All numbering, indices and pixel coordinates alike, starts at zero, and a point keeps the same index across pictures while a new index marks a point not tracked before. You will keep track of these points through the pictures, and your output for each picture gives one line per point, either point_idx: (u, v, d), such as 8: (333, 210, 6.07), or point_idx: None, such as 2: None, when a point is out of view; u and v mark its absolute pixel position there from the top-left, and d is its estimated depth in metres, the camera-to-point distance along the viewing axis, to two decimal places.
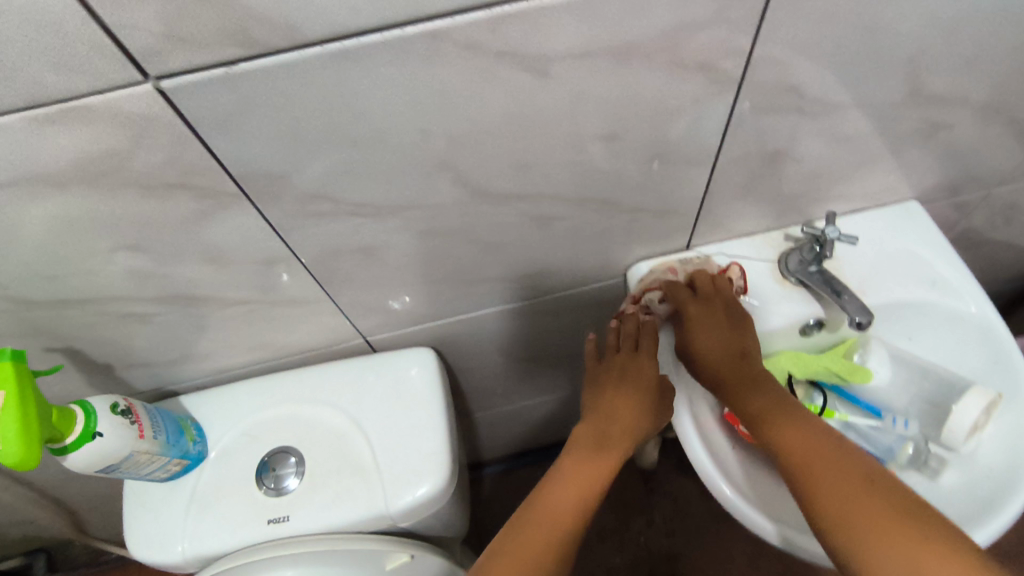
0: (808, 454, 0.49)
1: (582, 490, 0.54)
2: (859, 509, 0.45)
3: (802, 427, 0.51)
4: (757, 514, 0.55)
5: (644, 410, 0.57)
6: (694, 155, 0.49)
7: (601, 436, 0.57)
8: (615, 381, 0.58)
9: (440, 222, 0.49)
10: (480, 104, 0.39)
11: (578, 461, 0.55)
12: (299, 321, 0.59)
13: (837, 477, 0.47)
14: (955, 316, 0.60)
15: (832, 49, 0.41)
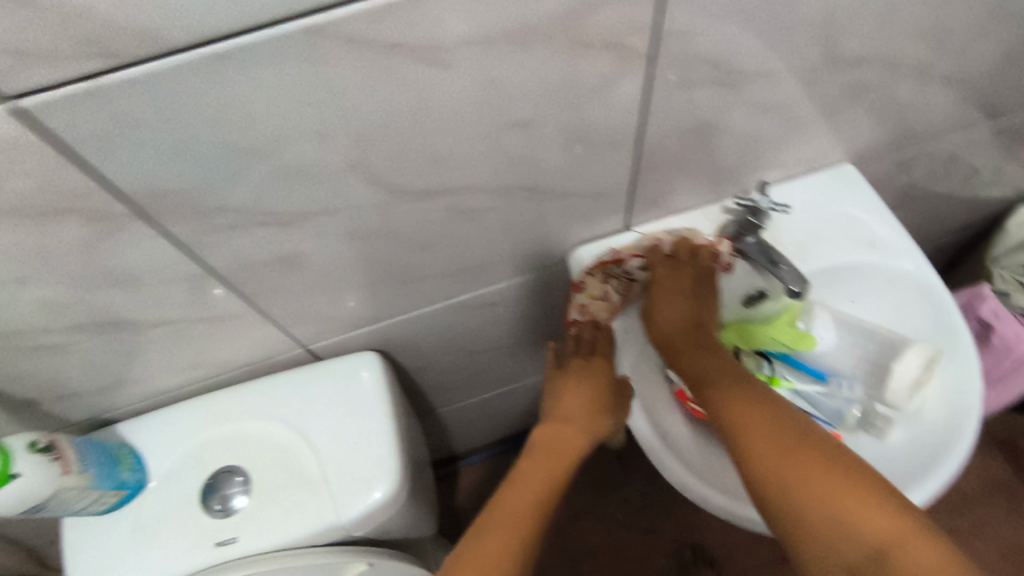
0: (744, 415, 0.49)
1: (542, 486, 0.54)
2: (797, 464, 0.45)
3: (735, 389, 0.52)
4: (710, 492, 0.55)
5: (604, 408, 0.59)
6: (617, 136, 0.47)
7: (565, 435, 0.58)
8: (574, 383, 0.60)
9: (361, 224, 0.47)
10: (379, 100, 0.37)
11: (537, 464, 0.56)
12: (231, 337, 0.57)
13: (772, 434, 0.47)
14: (894, 277, 0.59)
15: (742, 18, 0.40)
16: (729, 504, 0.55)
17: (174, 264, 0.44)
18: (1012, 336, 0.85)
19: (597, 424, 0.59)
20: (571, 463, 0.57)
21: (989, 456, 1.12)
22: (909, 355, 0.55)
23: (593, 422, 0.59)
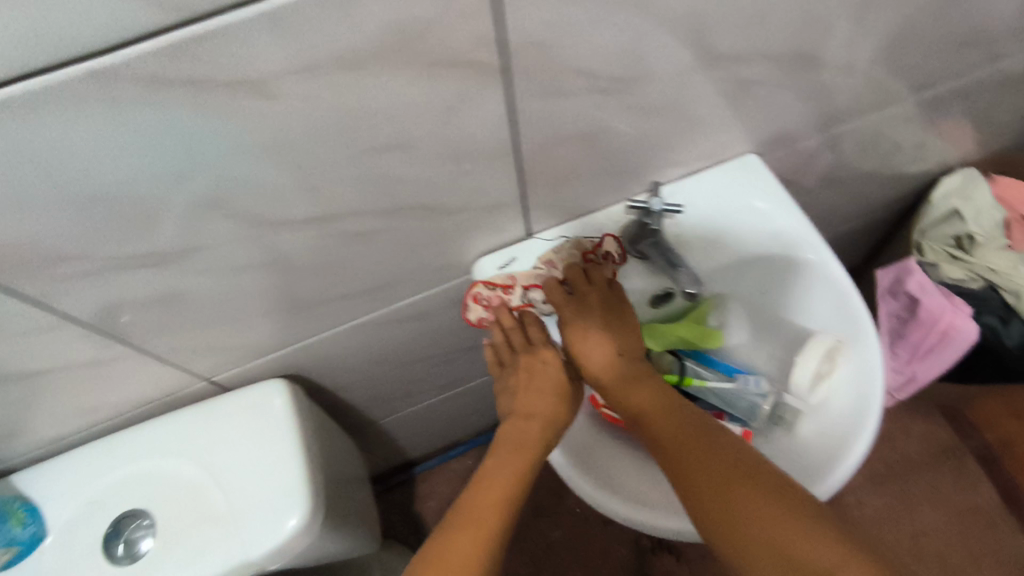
0: (680, 447, 0.51)
1: (505, 489, 0.54)
2: (732, 498, 0.47)
3: (673, 416, 0.53)
4: (617, 503, 0.57)
5: (560, 394, 0.59)
6: (493, 150, 0.46)
7: (525, 433, 0.57)
8: (526, 377, 0.59)
9: (229, 260, 0.45)
10: (208, 136, 0.35)
11: (496, 468, 0.55)
12: (121, 380, 0.54)
13: (708, 466, 0.49)
14: (800, 269, 0.59)
15: (597, 24, 0.39)
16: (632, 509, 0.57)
17: (31, 317, 0.42)
18: (937, 308, 0.85)
19: (554, 413, 0.58)
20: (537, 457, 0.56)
21: (935, 423, 1.14)
22: (807, 348, 0.56)
23: (551, 410, 0.58)
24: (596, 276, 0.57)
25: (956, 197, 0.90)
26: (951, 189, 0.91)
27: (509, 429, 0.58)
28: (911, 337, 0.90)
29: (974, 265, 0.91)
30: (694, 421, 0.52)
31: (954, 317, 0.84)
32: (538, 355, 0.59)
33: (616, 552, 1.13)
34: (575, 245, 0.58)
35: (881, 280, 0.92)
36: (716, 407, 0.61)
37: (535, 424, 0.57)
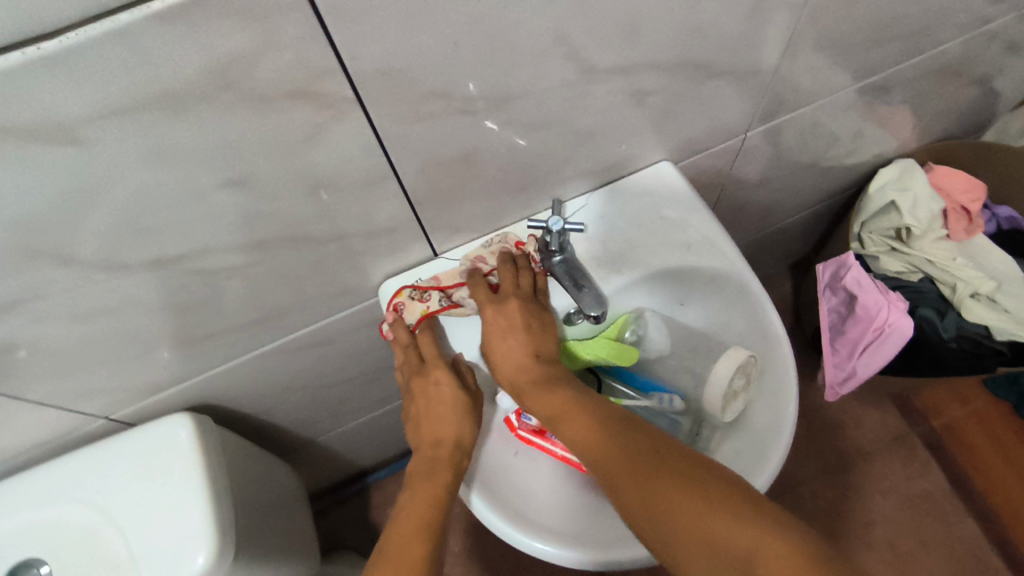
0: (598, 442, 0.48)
1: (421, 518, 0.49)
2: (650, 489, 0.43)
3: (587, 412, 0.51)
4: (533, 541, 0.51)
5: (462, 411, 0.55)
6: (366, 177, 0.43)
7: (435, 459, 0.53)
8: (426, 401, 0.55)
9: (88, 302, 0.42)
10: (20, 185, 0.32)
11: (415, 498, 0.50)
12: (1, 426, 0.52)
13: (625, 461, 0.45)
14: (714, 279, 0.58)
15: (452, 47, 0.37)
16: (551, 546, 0.51)
17: None
18: (873, 305, 0.85)
19: (460, 437, 0.54)
20: (452, 482, 0.52)
21: (883, 411, 1.14)
22: (724, 357, 0.54)
23: (455, 434, 0.54)
24: (523, 278, 0.57)
25: (893, 189, 0.90)
26: (888, 182, 0.90)
27: (421, 457, 0.54)
28: (849, 333, 0.90)
29: (913, 257, 0.91)
30: (611, 414, 0.50)
31: (889, 314, 0.83)
32: (427, 381, 0.55)
33: None
34: (503, 245, 0.56)
35: (820, 275, 0.94)
36: None
37: (443, 454, 0.53)
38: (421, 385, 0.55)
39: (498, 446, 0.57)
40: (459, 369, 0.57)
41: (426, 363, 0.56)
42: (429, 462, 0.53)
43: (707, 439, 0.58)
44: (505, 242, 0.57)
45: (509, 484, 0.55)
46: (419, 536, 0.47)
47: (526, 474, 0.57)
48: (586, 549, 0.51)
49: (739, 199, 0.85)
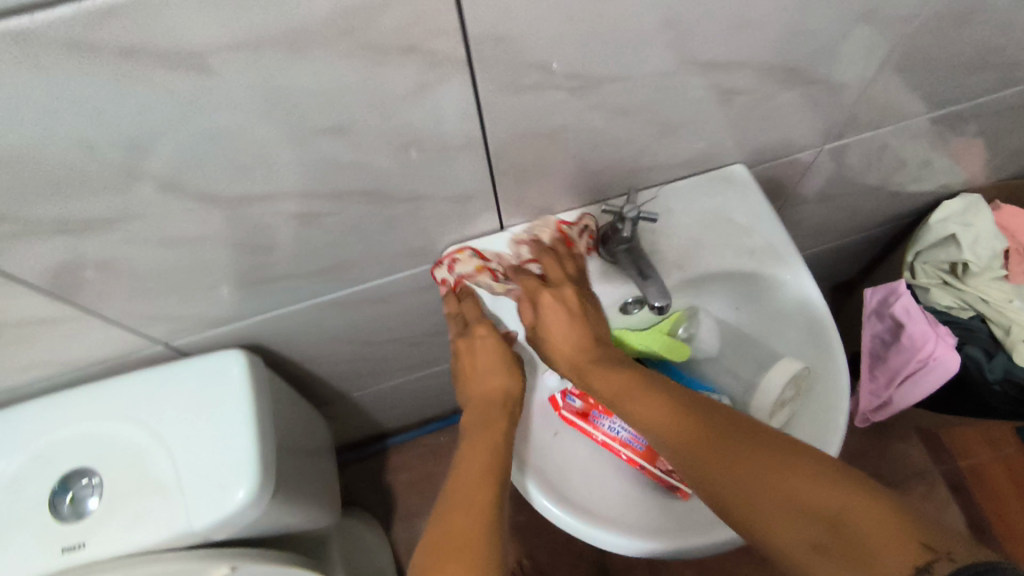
0: (672, 421, 0.46)
1: (485, 466, 0.49)
2: (738, 467, 0.41)
3: (654, 393, 0.49)
4: (577, 522, 0.52)
5: (506, 364, 0.56)
6: (456, 141, 0.44)
7: (489, 411, 0.54)
8: (472, 357, 0.56)
9: (177, 228, 0.44)
10: (143, 107, 0.33)
11: (473, 449, 0.51)
12: (70, 339, 0.54)
13: (704, 440, 0.44)
14: (772, 283, 0.58)
15: (563, 24, 0.37)
16: (584, 525, 0.52)
17: None
18: (920, 336, 0.84)
19: (506, 387, 0.56)
20: (505, 432, 0.53)
21: (909, 445, 1.13)
22: (779, 364, 0.55)
23: (504, 384, 0.56)
24: (569, 265, 0.58)
25: (956, 223, 0.87)
26: (952, 215, 0.87)
27: (473, 409, 0.55)
28: (891, 362, 0.89)
29: (966, 294, 0.89)
30: (678, 397, 0.48)
31: (936, 348, 0.83)
32: (476, 336, 0.56)
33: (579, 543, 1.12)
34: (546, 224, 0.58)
35: (868, 299, 0.91)
36: None
37: (495, 404, 0.55)
38: (466, 343, 0.57)
39: (540, 425, 0.58)
40: (507, 338, 0.59)
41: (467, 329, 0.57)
42: (482, 414, 0.55)
43: None
44: (540, 229, 0.58)
45: (547, 461, 0.56)
46: (487, 482, 0.47)
47: (567, 455, 0.57)
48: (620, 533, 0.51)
49: (796, 213, 0.84)
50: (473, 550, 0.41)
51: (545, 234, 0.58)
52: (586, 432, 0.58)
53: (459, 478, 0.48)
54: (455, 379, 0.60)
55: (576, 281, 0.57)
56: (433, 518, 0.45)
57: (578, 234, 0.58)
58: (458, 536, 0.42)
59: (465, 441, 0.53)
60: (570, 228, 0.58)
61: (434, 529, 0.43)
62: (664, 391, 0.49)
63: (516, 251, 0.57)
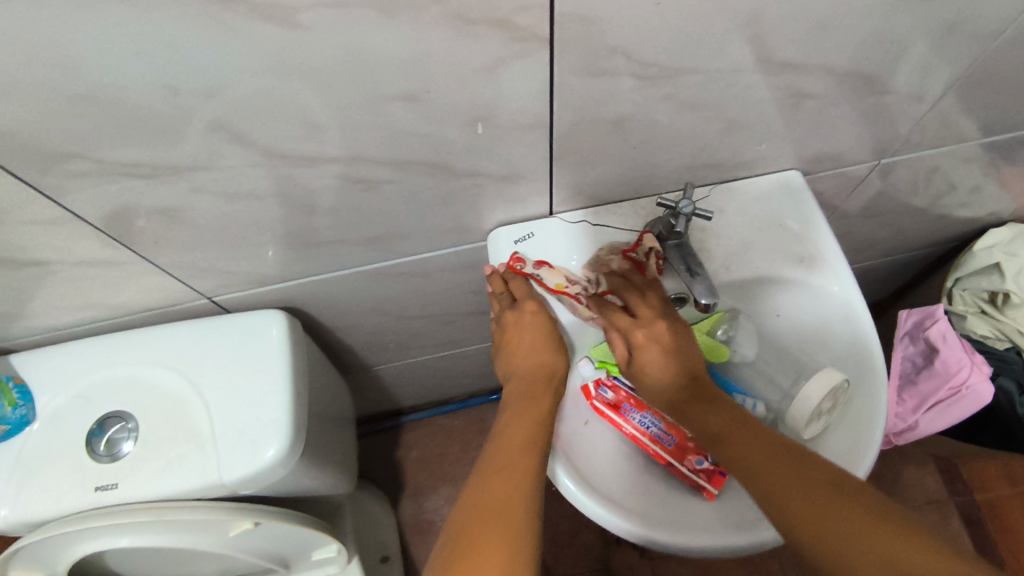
0: (762, 465, 0.48)
1: (528, 437, 0.51)
2: (823, 518, 0.42)
3: (750, 438, 0.51)
4: (601, 510, 0.51)
5: (553, 342, 0.58)
6: (522, 120, 0.44)
7: (532, 385, 0.57)
8: (518, 332, 0.59)
9: (240, 183, 0.45)
10: (229, 57, 0.34)
11: (516, 420, 0.53)
12: (121, 283, 0.55)
13: (792, 487, 0.45)
14: (814, 292, 0.57)
15: (648, 9, 0.37)
16: (610, 513, 0.51)
17: (32, 206, 0.42)
18: (955, 361, 0.83)
19: (550, 364, 0.58)
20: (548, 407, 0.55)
21: (927, 473, 1.12)
22: (818, 378, 0.54)
23: (550, 361, 0.58)
24: (651, 297, 0.58)
25: (1001, 252, 0.85)
26: (998, 243, 0.86)
27: (518, 381, 0.58)
28: (922, 386, 0.87)
29: (1003, 324, 0.88)
30: (772, 445, 0.50)
31: (970, 375, 0.82)
32: (524, 312, 0.59)
33: (585, 537, 1.12)
34: (609, 249, 0.57)
35: (901, 323, 0.92)
36: None
37: (538, 379, 0.57)
38: (515, 315, 0.59)
39: (571, 412, 0.58)
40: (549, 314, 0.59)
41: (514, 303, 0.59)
42: (528, 387, 0.57)
43: None
44: (608, 258, 0.58)
45: (575, 448, 0.55)
46: (528, 455, 0.49)
47: (596, 446, 0.57)
48: (647, 525, 0.51)
49: (840, 228, 0.83)
50: (508, 522, 0.44)
51: (613, 261, 0.58)
52: (617, 424, 0.58)
53: (502, 445, 0.51)
54: (498, 351, 0.63)
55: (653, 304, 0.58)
56: (472, 484, 0.48)
57: (647, 257, 0.57)
58: (496, 504, 0.45)
59: (506, 411, 0.56)
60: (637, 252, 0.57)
61: (470, 494, 0.47)
62: (762, 438, 0.51)
63: (589, 278, 0.57)
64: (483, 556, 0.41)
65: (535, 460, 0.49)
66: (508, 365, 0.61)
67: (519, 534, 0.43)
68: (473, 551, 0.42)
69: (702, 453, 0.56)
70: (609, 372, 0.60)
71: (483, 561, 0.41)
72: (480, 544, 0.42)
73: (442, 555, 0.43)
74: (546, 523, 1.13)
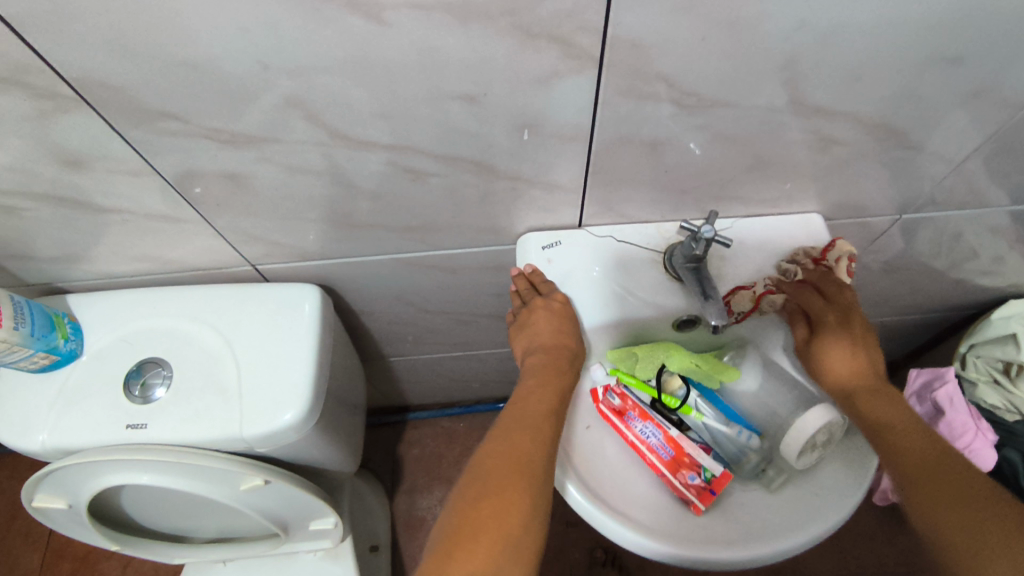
0: (912, 450, 0.51)
1: (551, 406, 0.56)
2: (947, 509, 0.46)
3: (908, 425, 0.53)
4: (598, 510, 0.54)
5: (573, 326, 0.60)
6: (566, 132, 0.48)
7: (556, 361, 0.59)
8: (546, 316, 0.60)
9: (303, 159, 0.49)
10: (318, 44, 0.39)
11: (539, 387, 0.57)
12: (179, 239, 0.60)
13: (932, 480, 0.48)
14: (880, 346, 0.58)
15: (692, 43, 0.41)
16: (599, 511, 0.54)
17: (120, 156, 0.47)
18: (960, 425, 0.85)
19: (572, 347, 0.60)
20: (568, 384, 0.59)
21: None
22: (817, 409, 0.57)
23: (570, 343, 0.60)
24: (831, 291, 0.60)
25: (1018, 323, 0.83)
26: (1016, 314, 0.83)
27: (540, 356, 0.60)
28: None
29: (1014, 397, 0.87)
30: (931, 438, 0.52)
31: (974, 440, 0.84)
32: (553, 299, 0.60)
33: (571, 555, 1.13)
34: (806, 253, 0.60)
35: (910, 382, 0.93)
36: (705, 442, 0.62)
37: (561, 356, 0.60)
38: (542, 303, 0.60)
39: (578, 414, 0.62)
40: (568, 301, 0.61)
41: (543, 293, 0.61)
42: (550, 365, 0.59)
43: (773, 478, 0.59)
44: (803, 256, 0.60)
45: (574, 449, 0.59)
46: (549, 424, 0.54)
47: (600, 453, 0.60)
48: (634, 529, 0.54)
49: (860, 280, 0.85)
50: (524, 473, 0.50)
51: (807, 262, 0.60)
52: (620, 431, 0.61)
53: (527, 407, 0.55)
54: (517, 328, 0.64)
55: (840, 306, 0.60)
56: (495, 435, 0.54)
57: (839, 262, 0.60)
58: (515, 455, 0.51)
59: (528, 380, 0.58)
60: (830, 258, 0.60)
61: (493, 443, 0.53)
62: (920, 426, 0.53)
63: (783, 271, 0.60)
64: (502, 500, 0.48)
65: (554, 424, 0.55)
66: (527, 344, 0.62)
67: (532, 485, 0.49)
68: (493, 493, 0.48)
69: (696, 469, 0.58)
70: (618, 379, 0.63)
71: (500, 505, 0.47)
72: (500, 489, 0.48)
73: (466, 495, 0.49)
74: None
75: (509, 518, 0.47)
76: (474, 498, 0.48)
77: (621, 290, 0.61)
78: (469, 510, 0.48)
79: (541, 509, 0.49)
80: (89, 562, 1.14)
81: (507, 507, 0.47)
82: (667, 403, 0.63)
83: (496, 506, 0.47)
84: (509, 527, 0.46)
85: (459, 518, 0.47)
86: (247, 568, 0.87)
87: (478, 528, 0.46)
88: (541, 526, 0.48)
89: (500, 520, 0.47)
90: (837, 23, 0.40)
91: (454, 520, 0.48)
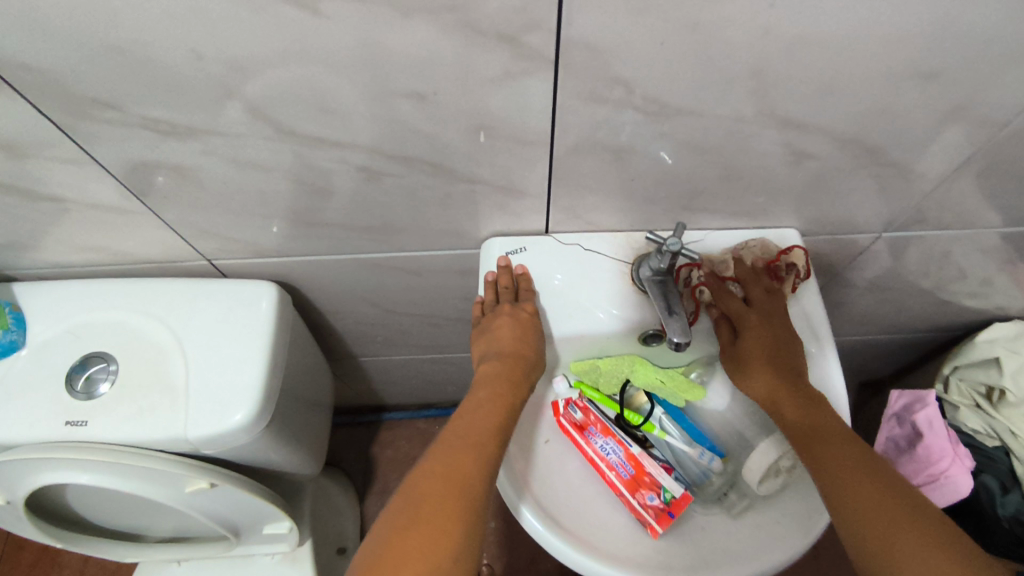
0: (843, 465, 0.48)
1: (497, 419, 0.53)
2: (894, 538, 0.44)
3: (840, 446, 0.50)
4: (551, 534, 0.52)
5: (535, 336, 0.57)
6: (524, 135, 0.46)
7: (512, 369, 0.56)
8: (510, 323, 0.57)
9: (248, 153, 0.47)
10: (254, 34, 0.36)
11: (489, 398, 0.54)
12: (126, 230, 0.57)
13: (883, 526, 0.44)
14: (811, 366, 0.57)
15: (652, 47, 0.39)
16: (548, 531, 0.52)
17: (55, 144, 0.45)
18: (937, 450, 0.82)
19: (531, 357, 0.57)
20: (522, 397, 0.56)
21: None
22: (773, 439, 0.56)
23: (532, 352, 0.57)
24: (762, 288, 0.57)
25: (1003, 346, 0.82)
26: (1000, 337, 0.83)
27: (496, 363, 0.56)
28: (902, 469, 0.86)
29: (996, 422, 0.84)
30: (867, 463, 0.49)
31: (951, 466, 0.81)
32: (522, 308, 0.57)
33: (542, 564, 1.11)
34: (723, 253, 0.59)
35: (892, 402, 0.90)
36: (667, 462, 0.60)
37: (518, 364, 0.56)
38: (511, 309, 0.57)
39: (536, 429, 0.60)
40: (534, 310, 0.58)
41: (514, 300, 0.58)
42: (506, 373, 0.56)
43: (734, 504, 0.58)
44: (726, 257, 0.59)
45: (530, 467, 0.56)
46: (494, 442, 0.51)
47: (558, 473, 0.58)
48: (587, 553, 0.51)
49: (841, 298, 0.83)
50: (460, 496, 0.47)
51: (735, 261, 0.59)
52: (581, 450, 0.59)
53: (472, 420, 0.53)
54: (477, 333, 0.60)
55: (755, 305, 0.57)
56: (433, 453, 0.51)
57: (788, 271, 0.58)
58: (452, 475, 0.48)
59: (479, 390, 0.55)
60: (784, 261, 0.58)
61: (432, 460, 0.50)
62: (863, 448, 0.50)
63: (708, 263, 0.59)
64: (433, 529, 0.45)
65: (499, 442, 0.52)
66: (484, 350, 0.58)
67: (465, 512, 0.46)
68: (427, 519, 0.46)
69: (655, 489, 0.56)
70: (581, 393, 0.62)
71: (432, 537, 0.45)
72: (433, 513, 0.46)
73: (397, 517, 0.47)
74: (506, 542, 1.13)
75: (438, 547, 0.44)
76: (405, 524, 0.46)
77: (585, 301, 0.58)
78: (396, 540, 0.45)
79: (474, 539, 0.46)
80: (51, 553, 1.12)
81: (438, 537, 0.45)
82: (629, 418, 0.61)
83: (428, 534, 0.45)
84: (437, 560, 0.44)
85: (386, 551, 0.44)
86: (201, 568, 0.85)
87: (402, 561, 0.43)
88: (475, 554, 0.46)
89: (432, 549, 0.44)
90: (806, 31, 0.38)
91: (378, 553, 0.44)
